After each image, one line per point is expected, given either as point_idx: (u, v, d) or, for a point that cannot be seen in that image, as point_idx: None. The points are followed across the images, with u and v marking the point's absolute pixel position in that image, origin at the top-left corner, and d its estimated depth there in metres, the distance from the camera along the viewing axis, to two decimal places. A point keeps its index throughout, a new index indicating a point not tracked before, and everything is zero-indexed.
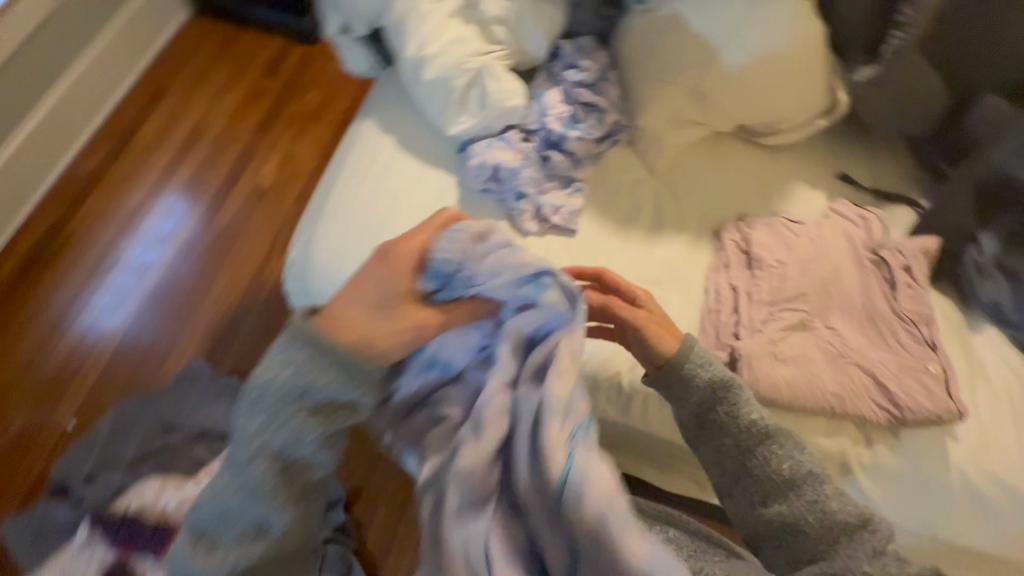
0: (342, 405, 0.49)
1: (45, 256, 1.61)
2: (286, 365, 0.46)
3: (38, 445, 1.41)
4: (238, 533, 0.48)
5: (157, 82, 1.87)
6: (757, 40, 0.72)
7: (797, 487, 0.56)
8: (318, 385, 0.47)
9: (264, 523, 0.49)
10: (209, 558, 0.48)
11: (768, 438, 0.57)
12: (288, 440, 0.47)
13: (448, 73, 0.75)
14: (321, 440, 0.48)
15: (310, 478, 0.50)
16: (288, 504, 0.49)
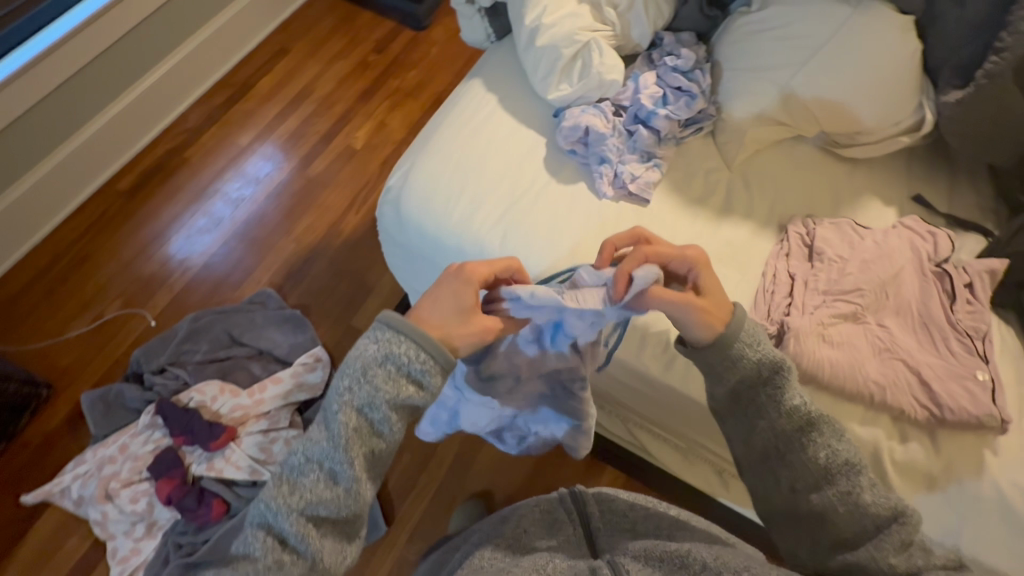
0: (428, 374, 0.54)
1: (158, 175, 1.77)
2: (375, 342, 0.53)
3: (120, 336, 1.54)
4: (312, 479, 0.52)
5: (281, 43, 2.05)
6: (851, 48, 0.78)
7: (832, 476, 0.56)
8: (406, 358, 0.53)
9: (337, 472, 0.52)
10: (286, 500, 0.51)
11: (807, 426, 0.58)
12: (367, 400, 0.52)
13: (559, 41, 0.83)
14: (393, 404, 0.53)
15: (377, 448, 0.54)
16: (359, 461, 0.52)
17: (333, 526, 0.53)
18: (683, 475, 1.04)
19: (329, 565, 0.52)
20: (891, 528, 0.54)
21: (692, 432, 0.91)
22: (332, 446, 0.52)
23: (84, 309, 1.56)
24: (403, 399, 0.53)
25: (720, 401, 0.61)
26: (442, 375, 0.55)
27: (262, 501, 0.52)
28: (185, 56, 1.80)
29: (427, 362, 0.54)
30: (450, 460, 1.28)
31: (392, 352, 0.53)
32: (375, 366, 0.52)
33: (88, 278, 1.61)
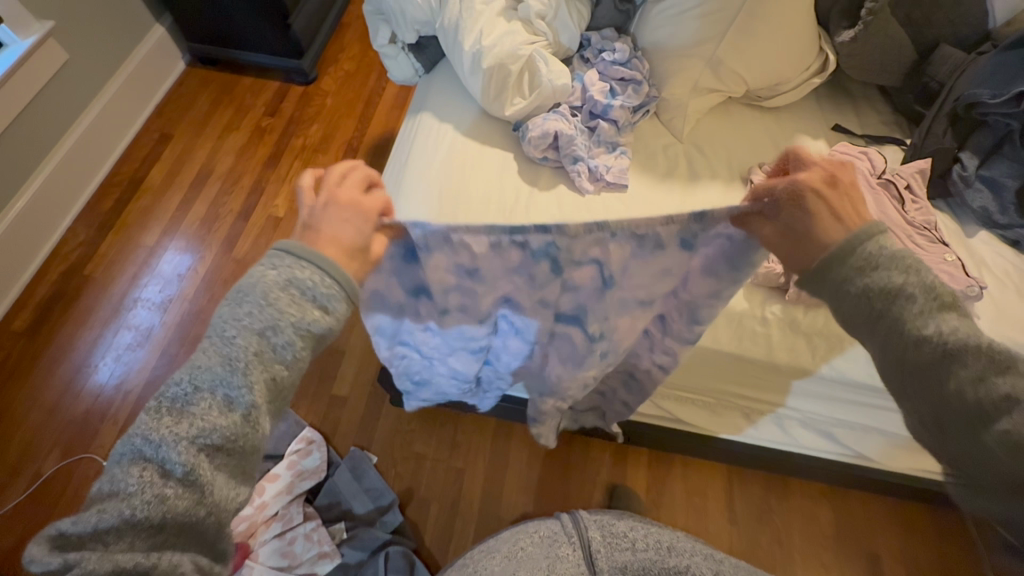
0: (330, 300, 0.50)
1: (60, 304, 1.53)
2: (274, 268, 0.49)
3: (72, 490, 1.31)
4: (201, 406, 0.43)
5: (164, 127, 1.84)
6: (763, 9, 0.85)
7: (991, 417, 0.47)
8: (309, 284, 0.49)
9: (233, 397, 0.44)
10: (170, 426, 0.42)
11: (946, 356, 0.48)
12: (268, 322, 0.46)
13: (505, 59, 0.86)
14: (298, 328, 0.48)
15: (278, 376, 0.47)
16: (260, 385, 0.45)
17: (227, 460, 0.44)
18: (718, 431, 1.10)
19: (218, 502, 0.43)
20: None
21: (745, 386, 0.95)
22: (225, 370, 0.44)
23: (16, 475, 1.32)
24: (309, 325, 0.49)
25: (850, 322, 0.53)
26: (347, 303, 0.52)
27: (137, 434, 0.42)
28: (57, 166, 1.58)
29: (332, 286, 0.50)
30: (481, 495, 1.24)
31: (292, 278, 0.49)
32: (277, 291, 0.48)
33: (10, 438, 1.36)
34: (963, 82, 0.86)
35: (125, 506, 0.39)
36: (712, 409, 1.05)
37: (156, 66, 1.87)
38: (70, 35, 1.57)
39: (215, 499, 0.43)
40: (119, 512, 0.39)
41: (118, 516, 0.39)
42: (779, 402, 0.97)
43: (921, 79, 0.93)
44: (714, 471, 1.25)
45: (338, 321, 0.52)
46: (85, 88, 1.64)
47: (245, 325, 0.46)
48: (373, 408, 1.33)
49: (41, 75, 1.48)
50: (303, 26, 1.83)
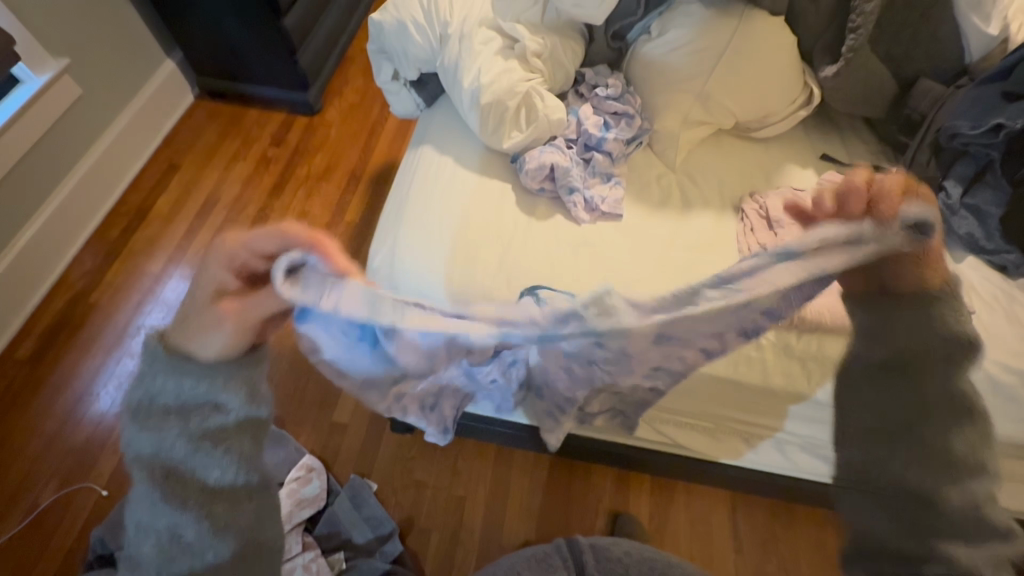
0: (221, 386, 0.52)
1: (64, 332, 1.55)
2: (145, 392, 0.52)
3: (69, 520, 1.30)
4: (154, 540, 0.49)
5: (171, 158, 1.89)
6: (745, 48, 0.91)
7: (957, 472, 0.56)
8: (180, 382, 0.51)
9: (175, 524, 0.49)
10: (153, 556, 0.49)
11: (967, 417, 0.56)
12: (158, 443, 0.50)
13: (502, 96, 0.90)
14: (191, 434, 0.51)
15: (205, 479, 0.51)
16: (195, 498, 0.50)
17: (213, 569, 0.50)
18: (718, 456, 1.10)
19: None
20: (981, 470, 0.56)
21: (739, 411, 0.96)
22: (160, 500, 0.50)
23: (14, 505, 1.32)
24: (205, 424, 0.52)
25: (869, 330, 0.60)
26: (242, 375, 0.53)
27: (131, 569, 0.51)
28: (65, 198, 1.61)
29: (212, 381, 0.52)
30: (482, 523, 1.23)
31: (150, 393, 0.52)
32: (157, 412, 0.51)
33: (8, 468, 1.36)
34: (943, 115, 0.91)
35: None
36: (712, 436, 1.06)
37: (165, 98, 1.92)
38: (83, 70, 1.62)
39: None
40: None
41: None
42: (777, 426, 0.97)
43: (903, 112, 0.98)
44: (717, 498, 1.24)
45: (244, 403, 0.54)
46: (95, 122, 1.69)
47: (144, 459, 0.51)
48: (373, 435, 1.33)
49: (54, 110, 1.53)
50: (309, 61, 1.89)
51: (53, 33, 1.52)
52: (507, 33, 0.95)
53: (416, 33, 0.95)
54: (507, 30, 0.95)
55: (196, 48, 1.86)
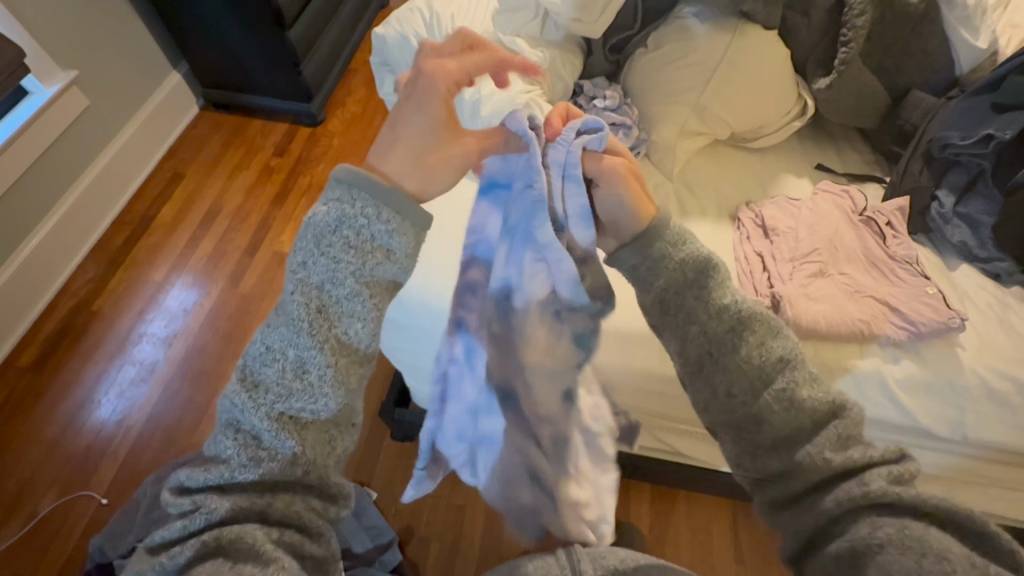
0: (397, 240, 0.44)
1: (66, 340, 1.56)
2: (326, 202, 0.43)
3: (68, 528, 1.30)
4: (276, 369, 0.42)
5: (176, 168, 1.91)
6: (739, 61, 0.93)
7: (843, 444, 0.48)
8: (356, 211, 0.43)
9: (304, 359, 0.42)
10: (252, 393, 0.42)
11: (781, 374, 0.49)
12: (326, 275, 0.43)
13: (502, 106, 0.91)
14: (360, 275, 0.43)
15: (346, 332, 0.44)
16: (329, 343, 0.43)
17: (313, 420, 0.44)
18: (718, 464, 1.10)
19: (314, 461, 0.44)
20: (830, 424, 0.49)
21: (664, 415, 1.00)
22: (290, 332, 0.42)
23: (12, 513, 1.32)
24: (371, 273, 0.43)
25: (651, 309, 0.52)
26: (415, 236, 0.45)
27: (227, 399, 0.43)
28: (71, 207, 1.63)
29: (393, 220, 0.44)
30: (482, 531, 1.23)
31: (342, 215, 0.43)
32: (329, 235, 0.42)
33: (9, 476, 1.36)
34: (935, 125, 0.91)
35: (209, 476, 0.42)
36: (695, 446, 1.07)
37: (171, 109, 1.95)
38: (91, 82, 1.66)
39: (306, 457, 0.43)
40: (219, 474, 0.41)
41: (215, 483, 0.42)
42: (695, 425, 1.01)
43: (896, 122, 0.99)
44: (718, 506, 1.24)
45: (410, 258, 0.45)
46: (102, 131, 1.71)
47: (304, 284, 0.43)
48: (373, 443, 1.34)
49: (61, 120, 1.56)
50: (313, 73, 1.92)
51: (62, 46, 1.56)
52: (507, 46, 0.97)
53: (419, 47, 0.99)
54: (506, 43, 0.97)
55: (203, 60, 1.90)
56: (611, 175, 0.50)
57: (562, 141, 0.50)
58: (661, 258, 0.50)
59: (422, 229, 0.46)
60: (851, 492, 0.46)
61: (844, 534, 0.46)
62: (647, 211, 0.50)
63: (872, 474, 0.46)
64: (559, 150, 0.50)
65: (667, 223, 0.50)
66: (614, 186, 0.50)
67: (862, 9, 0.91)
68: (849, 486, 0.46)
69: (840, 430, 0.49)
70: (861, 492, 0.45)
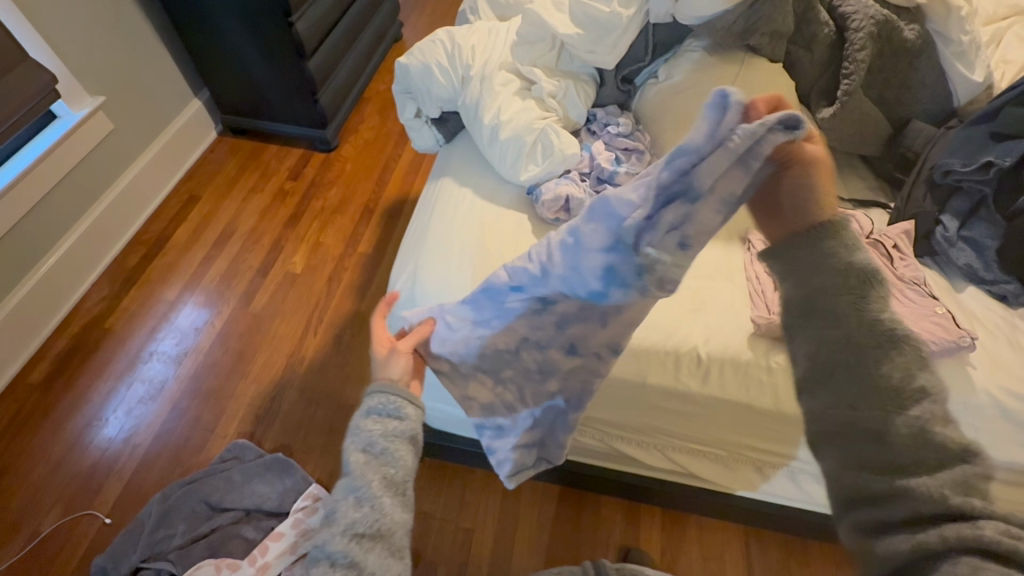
0: (398, 405, 0.63)
1: (77, 357, 1.57)
2: (361, 407, 0.64)
3: (70, 548, 1.28)
4: (342, 508, 0.58)
5: (192, 190, 1.96)
6: (748, 90, 0.97)
7: (969, 490, 0.47)
8: (378, 393, 0.64)
9: (359, 497, 0.58)
10: (334, 536, 0.56)
11: (924, 394, 0.51)
12: (365, 442, 0.61)
13: (521, 131, 0.94)
14: (386, 437, 0.62)
15: (386, 474, 0.60)
16: (379, 490, 0.59)
17: (373, 545, 0.56)
18: (734, 488, 1.09)
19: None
20: (957, 467, 0.48)
21: (687, 435, 1.00)
22: (355, 487, 0.58)
23: (13, 533, 1.30)
24: (393, 433, 0.62)
25: (793, 304, 0.58)
26: (414, 406, 0.65)
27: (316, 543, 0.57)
28: (89, 227, 1.67)
29: (399, 398, 0.64)
30: (491, 554, 1.21)
31: (370, 407, 0.63)
32: (364, 421, 0.62)
33: (13, 494, 1.35)
34: (937, 153, 0.94)
35: None
36: (708, 472, 1.07)
37: (190, 134, 2.01)
38: (117, 108, 1.72)
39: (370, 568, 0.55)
40: None
41: None
42: (719, 446, 1.01)
43: (898, 150, 1.04)
44: (729, 532, 1.23)
45: (416, 420, 0.65)
46: (124, 155, 1.76)
47: (353, 448, 0.61)
48: None
49: (86, 143, 1.61)
50: (329, 100, 1.98)
51: (92, 73, 1.62)
52: (524, 75, 1.02)
53: (440, 74, 1.03)
54: (525, 73, 1.02)
55: (224, 87, 1.96)
56: (811, 168, 0.51)
57: (749, 131, 0.44)
58: (826, 254, 0.54)
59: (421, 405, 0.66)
60: (962, 533, 0.44)
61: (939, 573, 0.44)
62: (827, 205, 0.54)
63: (986, 521, 0.45)
64: (742, 139, 0.44)
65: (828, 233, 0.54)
66: (808, 186, 0.52)
67: (862, 45, 0.95)
68: (960, 526, 0.45)
69: (965, 476, 0.48)
70: (974, 534, 0.44)
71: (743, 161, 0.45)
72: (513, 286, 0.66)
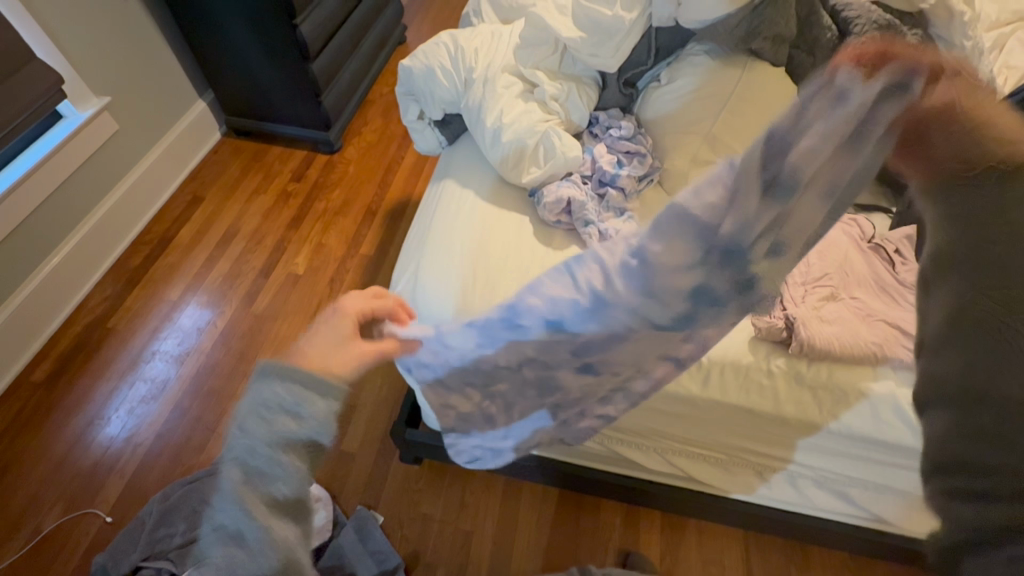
0: (296, 400, 0.50)
1: (79, 357, 1.58)
2: (247, 397, 0.51)
3: (70, 547, 1.28)
4: (222, 541, 0.47)
5: (196, 191, 1.97)
6: (751, 94, 0.97)
7: None
8: (268, 381, 0.50)
9: (241, 530, 0.47)
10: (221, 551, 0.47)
11: None
12: (245, 447, 0.49)
13: (523, 134, 0.94)
14: (270, 445, 0.49)
15: (273, 493, 0.49)
16: (260, 504, 0.48)
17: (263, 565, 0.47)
18: (731, 491, 1.09)
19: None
20: None
21: (689, 439, 1.00)
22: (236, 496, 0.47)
23: (16, 530, 1.30)
24: (286, 436, 0.50)
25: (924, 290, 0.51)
26: (320, 398, 0.52)
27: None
28: (93, 227, 1.67)
29: (297, 394, 0.50)
30: (490, 556, 1.21)
31: (258, 398, 0.50)
32: (248, 418, 0.49)
33: (14, 492, 1.36)
34: None
35: None
36: (709, 477, 1.07)
37: (194, 135, 2.02)
38: (122, 108, 1.73)
39: None
40: None
41: None
42: (719, 451, 1.01)
43: None
44: (729, 537, 1.22)
45: (322, 416, 0.52)
46: (128, 155, 1.77)
47: (229, 462, 0.49)
48: (382, 465, 1.34)
49: (91, 143, 1.62)
50: (333, 102, 1.99)
51: (98, 74, 1.64)
52: (526, 78, 1.02)
53: (443, 76, 1.04)
54: (527, 76, 1.02)
55: (228, 88, 1.97)
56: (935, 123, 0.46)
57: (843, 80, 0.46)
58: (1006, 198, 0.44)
59: (328, 393, 0.52)
60: None
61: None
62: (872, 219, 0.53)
63: None
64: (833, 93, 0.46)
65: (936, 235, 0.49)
66: (960, 135, 0.45)
67: None
68: None
69: None
70: None
71: (851, 144, 0.48)
72: (550, 319, 0.66)
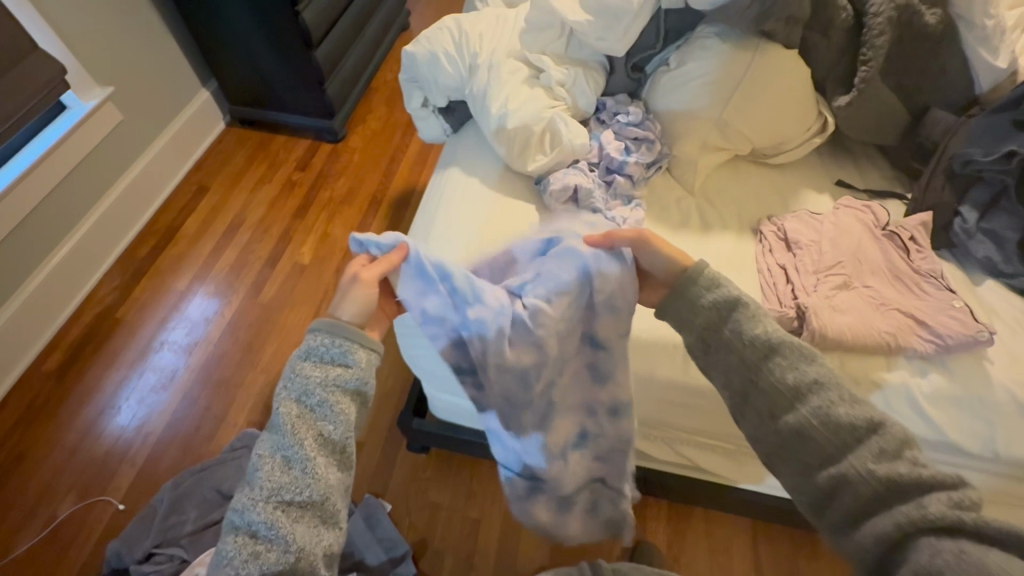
0: (344, 348, 0.56)
1: (90, 347, 1.59)
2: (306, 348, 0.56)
3: (84, 533, 1.30)
4: (266, 470, 0.52)
5: (201, 181, 1.96)
6: (763, 76, 0.95)
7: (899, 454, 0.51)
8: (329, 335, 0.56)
9: (289, 460, 0.52)
10: (250, 495, 0.52)
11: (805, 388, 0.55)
12: (299, 389, 0.54)
13: (529, 120, 0.93)
14: (325, 387, 0.54)
15: (323, 432, 0.54)
16: (308, 442, 0.53)
17: (302, 512, 0.53)
18: (738, 480, 1.09)
19: (303, 549, 0.51)
20: (871, 437, 0.52)
21: (699, 430, 0.99)
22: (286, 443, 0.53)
23: (32, 517, 1.33)
24: (333, 381, 0.55)
25: (694, 349, 0.63)
26: (365, 350, 0.57)
27: (232, 508, 0.53)
28: (100, 218, 1.68)
29: (344, 343, 0.56)
30: (497, 546, 1.22)
31: (311, 345, 0.56)
32: (300, 362, 0.55)
33: (29, 480, 1.38)
34: (956, 142, 0.92)
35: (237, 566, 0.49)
36: (719, 468, 1.07)
37: (199, 124, 2.01)
38: (126, 98, 1.72)
39: (298, 544, 0.51)
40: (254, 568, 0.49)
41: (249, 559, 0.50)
42: (728, 441, 1.00)
43: (916, 139, 1.01)
44: (738, 527, 1.22)
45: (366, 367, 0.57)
46: (133, 145, 1.77)
47: (285, 396, 0.54)
48: (388, 454, 1.34)
49: (96, 134, 1.61)
50: (337, 90, 1.97)
51: (101, 63, 1.62)
52: (532, 63, 1.00)
53: (447, 62, 1.02)
54: (533, 60, 1.00)
55: (232, 77, 1.96)
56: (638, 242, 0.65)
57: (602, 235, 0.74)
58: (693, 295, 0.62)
59: (372, 350, 0.59)
60: (911, 515, 0.48)
61: (908, 562, 0.47)
62: (685, 260, 0.64)
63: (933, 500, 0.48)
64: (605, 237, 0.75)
65: (701, 270, 0.62)
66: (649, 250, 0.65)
67: (881, 30, 0.94)
68: (911, 509, 0.48)
69: (890, 444, 0.52)
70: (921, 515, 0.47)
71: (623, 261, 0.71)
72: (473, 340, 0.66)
